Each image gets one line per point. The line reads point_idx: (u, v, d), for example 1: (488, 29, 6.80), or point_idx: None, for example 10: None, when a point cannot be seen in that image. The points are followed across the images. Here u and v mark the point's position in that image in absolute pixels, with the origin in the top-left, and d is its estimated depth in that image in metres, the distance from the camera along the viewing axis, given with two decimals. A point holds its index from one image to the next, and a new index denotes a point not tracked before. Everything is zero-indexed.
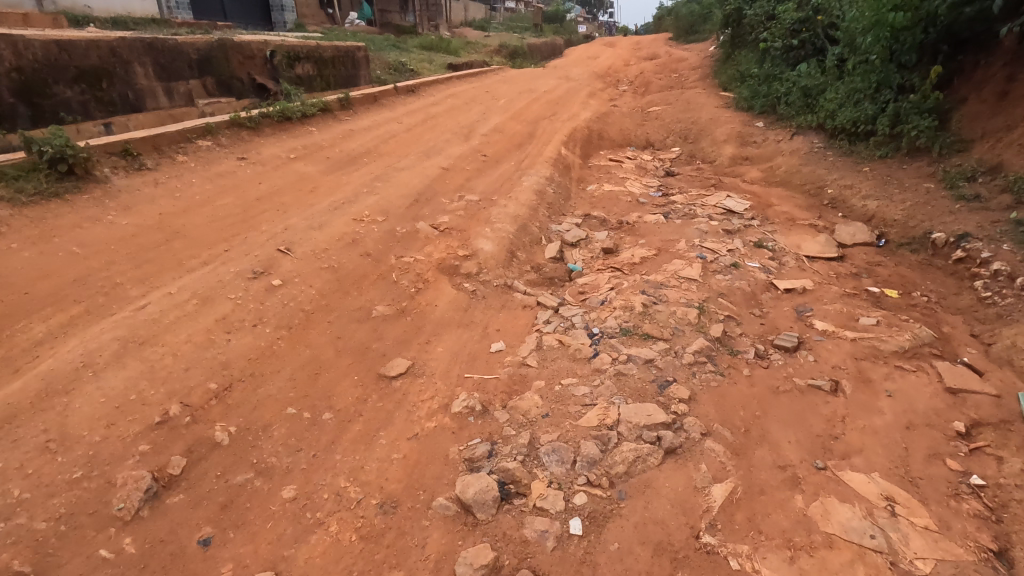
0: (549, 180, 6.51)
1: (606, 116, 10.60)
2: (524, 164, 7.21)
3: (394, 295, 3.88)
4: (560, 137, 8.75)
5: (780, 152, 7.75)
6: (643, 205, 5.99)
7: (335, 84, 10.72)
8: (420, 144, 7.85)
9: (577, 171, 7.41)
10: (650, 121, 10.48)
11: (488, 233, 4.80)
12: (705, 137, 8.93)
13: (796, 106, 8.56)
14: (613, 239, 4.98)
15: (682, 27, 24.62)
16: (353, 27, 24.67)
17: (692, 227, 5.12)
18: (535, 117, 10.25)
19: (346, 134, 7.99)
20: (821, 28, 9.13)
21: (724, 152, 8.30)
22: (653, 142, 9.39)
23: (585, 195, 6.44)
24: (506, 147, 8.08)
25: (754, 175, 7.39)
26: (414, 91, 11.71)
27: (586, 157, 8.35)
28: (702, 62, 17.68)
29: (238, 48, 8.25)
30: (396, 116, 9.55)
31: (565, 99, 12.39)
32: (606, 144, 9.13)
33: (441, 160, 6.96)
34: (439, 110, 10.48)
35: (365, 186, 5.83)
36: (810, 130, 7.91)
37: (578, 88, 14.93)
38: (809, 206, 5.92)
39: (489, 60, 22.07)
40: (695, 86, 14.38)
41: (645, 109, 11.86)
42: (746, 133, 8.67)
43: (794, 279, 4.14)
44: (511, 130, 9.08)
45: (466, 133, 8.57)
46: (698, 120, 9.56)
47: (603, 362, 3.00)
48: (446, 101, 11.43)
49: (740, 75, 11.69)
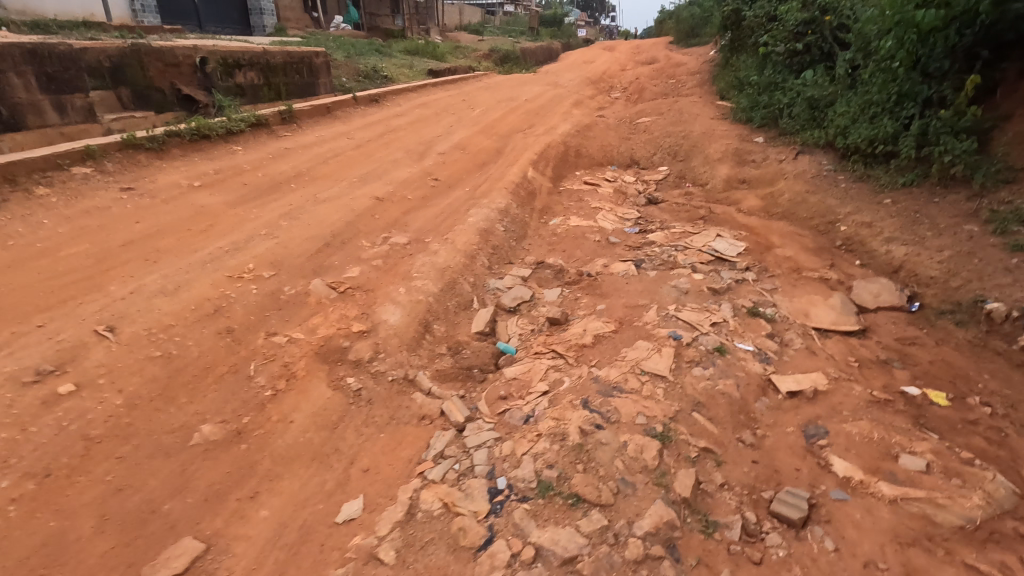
0: (502, 212, 5.41)
1: (588, 128, 9.49)
2: (478, 191, 6.12)
3: (237, 402, 2.78)
4: (529, 155, 7.66)
5: (783, 175, 6.62)
6: (611, 247, 4.89)
7: (287, 93, 9.67)
8: (363, 166, 6.77)
9: (541, 198, 6.32)
10: (637, 135, 9.37)
11: (400, 296, 3.70)
12: (696, 155, 7.81)
13: (800, 119, 7.46)
14: (565, 302, 3.86)
15: (683, 31, 23.48)
16: (338, 32, 23.68)
17: (668, 283, 3.99)
18: (508, 131, 9.16)
19: (279, 153, 6.92)
20: (829, 31, 8.03)
21: (718, 174, 7.18)
22: (638, 160, 8.29)
23: (545, 231, 5.33)
24: (464, 169, 6.99)
25: (751, 203, 6.27)
26: (378, 100, 10.66)
27: (557, 179, 7.27)
28: (701, 67, 16.52)
29: (156, 54, 7.21)
30: (349, 130, 8.48)
31: (547, 109, 11.30)
32: (583, 162, 8.04)
33: (379, 188, 5.86)
34: (401, 123, 9.40)
35: (268, 225, 4.73)
36: (818, 149, 6.80)
37: (565, 96, 13.82)
38: (818, 248, 4.80)
39: (477, 65, 20.97)
40: (692, 93, 13.25)
41: (634, 121, 10.74)
42: (745, 151, 7.54)
43: (801, 373, 3.00)
44: (477, 147, 8.00)
45: (422, 152, 7.48)
46: (690, 134, 8.45)
47: (488, 568, 1.93)
48: (413, 112, 10.36)
49: (740, 81, 10.56)
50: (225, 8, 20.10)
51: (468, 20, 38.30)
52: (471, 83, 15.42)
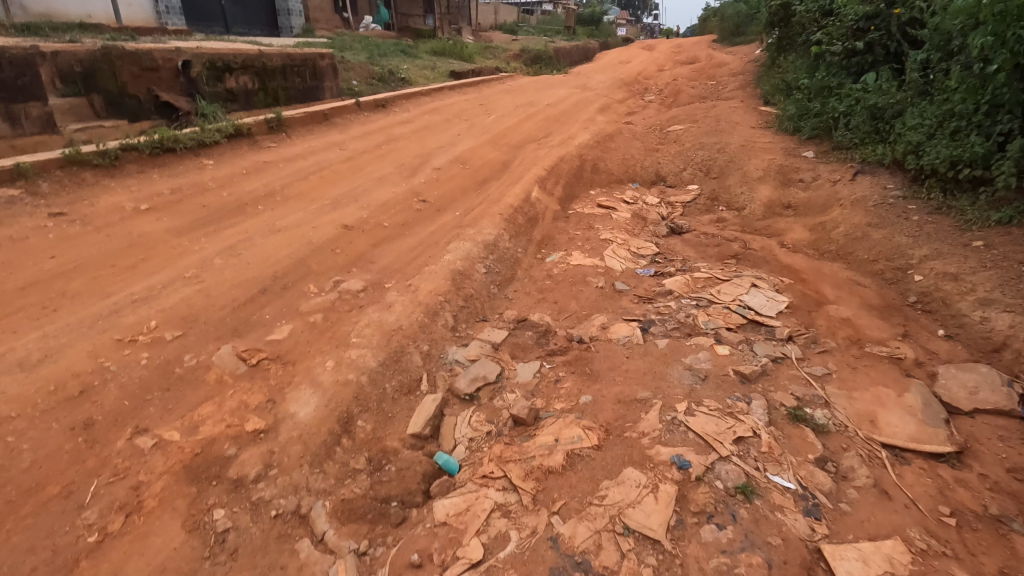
0: (488, 246, 4.52)
1: (610, 137, 8.50)
2: (467, 218, 5.24)
3: (44, 553, 1.99)
4: (537, 170, 6.74)
5: (837, 201, 5.50)
6: (615, 298, 3.94)
7: (286, 99, 9.03)
8: (346, 184, 6.01)
9: (543, 226, 5.40)
10: (666, 147, 8.34)
11: (325, 374, 2.86)
12: (732, 173, 6.74)
13: (860, 132, 6.33)
14: (541, 386, 2.94)
15: (728, 28, 22.03)
16: (367, 32, 23.24)
17: (681, 362, 3.02)
18: (520, 143, 8.27)
19: (256, 167, 6.23)
20: (896, 26, 6.86)
21: (757, 197, 6.10)
22: (664, 177, 7.25)
23: (538, 272, 4.41)
24: (459, 188, 6.13)
25: (797, 236, 5.19)
26: (386, 105, 9.92)
27: (566, 199, 6.33)
28: (745, 68, 15.20)
29: (131, 58, 6.63)
30: (343, 141, 7.75)
31: (569, 116, 10.34)
32: (601, 179, 7.06)
33: (351, 212, 5.06)
34: (405, 132, 8.62)
35: (202, 262, 3.96)
36: (882, 169, 5.69)
37: (593, 100, 12.79)
38: (885, 306, 3.74)
39: (507, 66, 20.10)
40: (733, 97, 12.06)
41: (665, 129, 9.66)
42: (790, 171, 6.44)
43: (868, 538, 2.01)
44: (480, 161, 7.13)
45: (417, 167, 6.67)
46: (726, 147, 7.36)
47: None
48: (421, 120, 9.57)
49: (788, 85, 9.35)
50: (254, 9, 19.85)
51: (504, 19, 37.46)
52: (494, 86, 14.56)
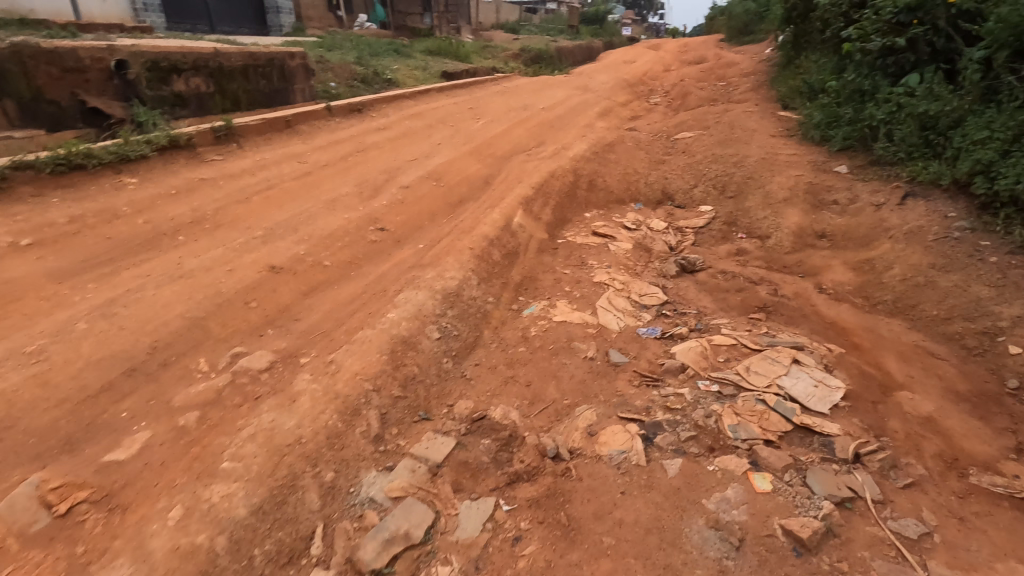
0: (449, 296, 3.54)
1: (611, 147, 7.51)
2: (430, 254, 4.27)
3: None
4: (523, 188, 5.75)
5: (885, 233, 4.51)
6: (608, 378, 2.96)
7: (247, 103, 8.08)
8: (293, 208, 5.05)
9: (524, 263, 4.42)
10: (674, 159, 7.36)
11: (160, 537, 1.90)
12: (752, 194, 5.74)
13: (905, 145, 5.36)
14: (490, 551, 2.05)
15: (736, 27, 21.03)
16: (361, 32, 22.33)
17: (699, 511, 2.08)
18: (507, 153, 7.29)
19: (188, 186, 5.28)
20: (947, 21, 5.88)
21: (785, 224, 5.09)
22: (672, 196, 6.26)
23: (510, 332, 3.43)
24: (428, 213, 5.17)
25: (838, 277, 4.19)
26: (362, 110, 8.95)
27: (556, 225, 5.34)
28: (756, 69, 14.17)
29: (50, 57, 5.70)
30: (305, 152, 6.80)
31: (565, 121, 9.33)
32: (598, 198, 6.06)
33: (285, 248, 4.09)
34: (378, 142, 7.65)
35: (61, 326, 2.99)
36: (937, 193, 4.71)
37: (593, 103, 11.79)
38: (973, 397, 2.76)
39: (505, 67, 19.10)
40: (747, 99, 11.04)
41: (672, 137, 8.66)
42: (822, 194, 5.44)
43: None
44: (458, 176, 6.16)
45: (382, 184, 5.69)
46: (744, 161, 6.37)
47: None
48: (400, 126, 8.59)
49: (812, 89, 8.33)
50: (240, 7, 18.88)
51: (505, 18, 36.43)
52: (487, 87, 13.56)
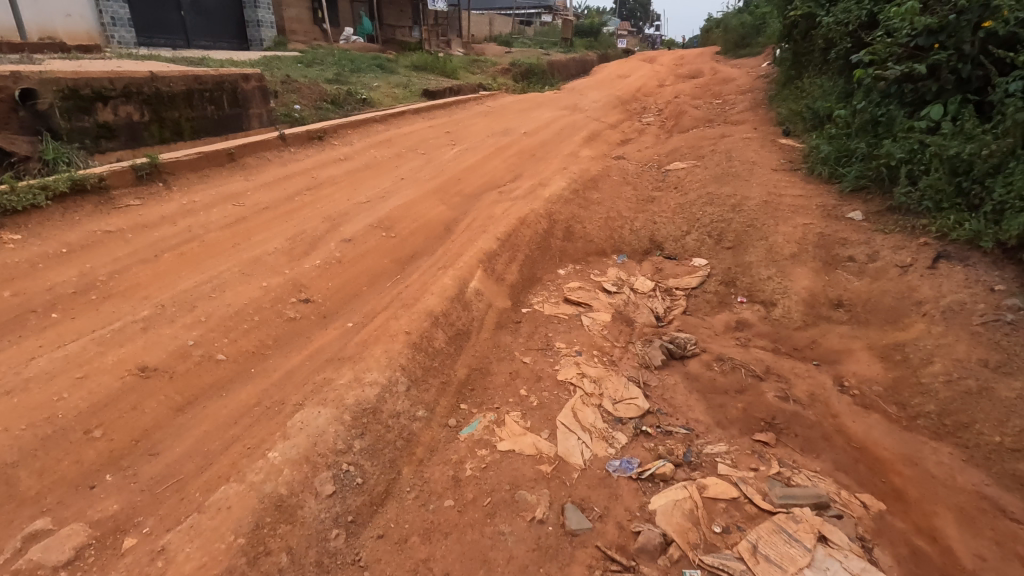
0: (360, 415, 2.71)
1: (594, 182, 6.73)
2: (355, 339, 3.44)
3: None
4: (486, 238, 4.94)
5: (915, 307, 3.70)
6: (559, 561, 2.18)
7: (192, 131, 7.30)
8: (206, 269, 4.24)
9: (474, 348, 3.60)
10: (664, 196, 6.58)
11: None
12: (753, 248, 4.94)
13: (931, 192, 4.57)
14: None
15: (732, 40, 20.39)
16: (346, 46, 21.66)
17: None
18: (477, 190, 6.50)
19: (86, 239, 4.48)
20: (979, 46, 5.10)
21: (793, 289, 4.27)
22: (661, 244, 5.46)
23: (438, 469, 2.60)
24: (369, 275, 4.36)
25: (861, 369, 3.38)
26: (323, 137, 8.16)
27: (522, 288, 4.51)
28: (754, 86, 13.43)
29: None
30: (246, 191, 6.01)
31: (548, 149, 8.56)
32: (576, 249, 5.24)
33: (169, 335, 3.27)
34: (335, 176, 6.85)
35: None
36: (977, 258, 3.91)
37: (580, 125, 11.01)
38: None
39: (494, 83, 18.41)
40: (747, 121, 10.28)
41: (663, 168, 7.88)
42: (835, 248, 4.64)
43: None
44: (414, 222, 5.35)
45: (322, 235, 4.89)
46: (742, 204, 5.58)
47: None
48: (363, 156, 7.80)
49: (818, 116, 7.57)
50: (219, 21, 18.16)
51: (499, 32, 35.86)
52: (470, 107, 12.79)
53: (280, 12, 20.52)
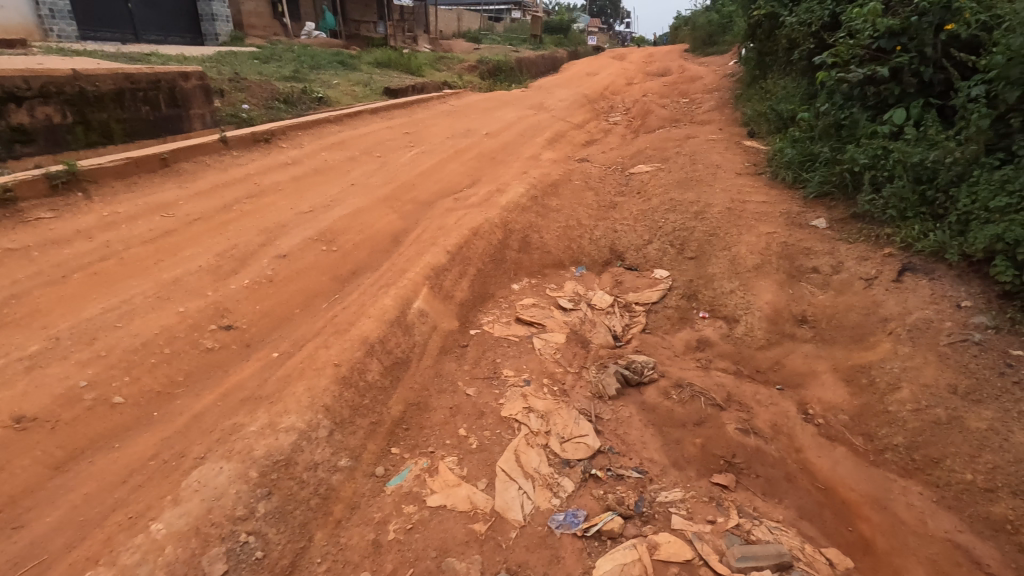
0: (269, 470, 2.38)
1: (554, 187, 6.47)
2: (277, 374, 3.09)
3: None
4: (435, 251, 4.63)
5: (881, 325, 3.53)
6: None
7: (123, 134, 6.83)
8: (117, 291, 3.83)
9: (414, 378, 3.29)
10: (627, 201, 6.36)
11: None
12: (715, 259, 4.73)
13: (895, 200, 4.42)
14: None
15: (700, 38, 20.37)
16: (308, 41, 21.00)
17: None
18: (432, 197, 6.16)
19: None
20: (941, 49, 5.00)
21: (756, 303, 4.06)
22: (622, 254, 5.22)
23: (357, 532, 2.32)
24: (303, 295, 4.01)
25: (826, 395, 3.20)
26: (270, 140, 7.70)
27: (472, 306, 4.21)
28: (721, 85, 13.36)
29: None
30: (178, 201, 5.57)
31: (509, 151, 8.26)
32: (532, 260, 4.96)
33: (58, 375, 2.87)
34: (279, 183, 6.44)
35: None
36: (943, 271, 3.76)
37: (545, 125, 10.74)
38: None
39: (460, 81, 18.04)
40: (713, 121, 10.15)
41: (627, 171, 7.67)
42: (799, 258, 4.45)
43: None
44: (359, 234, 5.00)
45: (255, 250, 4.50)
46: (704, 212, 5.38)
47: None
48: (313, 159, 7.39)
49: (782, 118, 7.44)
50: (170, 15, 17.32)
51: (467, 28, 35.33)
52: (433, 106, 12.39)
53: (237, 6, 19.70)
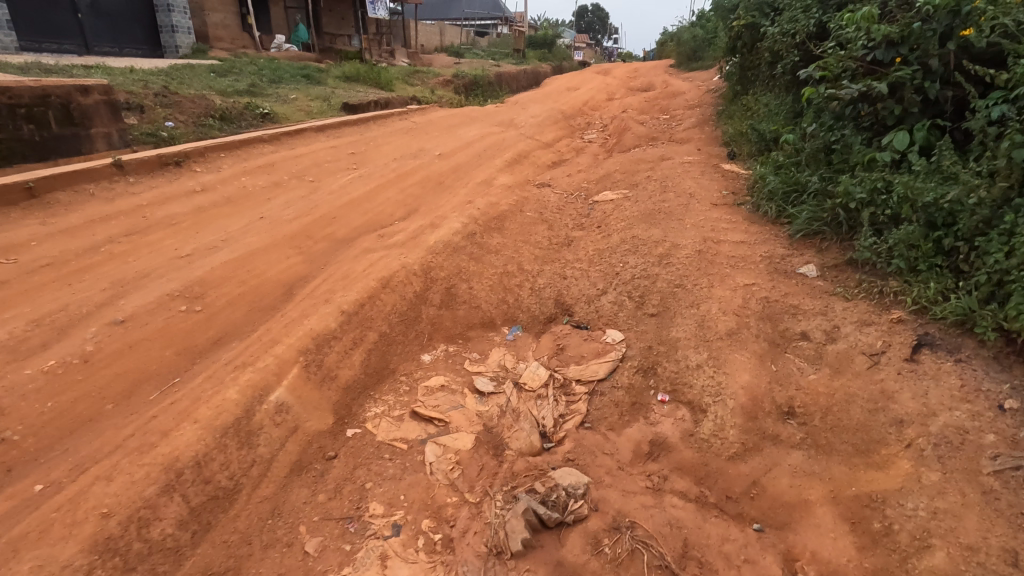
0: None
1: (500, 220, 5.53)
2: (10, 533, 2.11)
3: None
4: (325, 311, 3.65)
5: (894, 431, 2.62)
6: None
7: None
8: None
9: (234, 522, 2.34)
10: (584, 236, 5.42)
11: None
12: (680, 319, 3.78)
13: (902, 247, 3.52)
14: None
15: (685, 53, 19.73)
16: (276, 54, 20.02)
17: None
18: (351, 233, 5.20)
19: None
20: (954, 59, 4.13)
21: (729, 388, 3.11)
22: (570, 307, 4.25)
23: None
24: (127, 380, 2.99)
25: (821, 547, 2.42)
26: (182, 162, 6.69)
27: (361, 390, 3.23)
28: (703, 100, 12.60)
29: None
30: (29, 241, 4.56)
31: (460, 176, 7.31)
32: (455, 318, 3.98)
33: None
34: (173, 216, 5.42)
35: None
36: (971, 351, 2.86)
37: (509, 145, 9.81)
38: None
39: (433, 96, 17.14)
40: (692, 140, 9.31)
41: (590, 198, 6.75)
42: (783, 321, 3.53)
43: None
44: (239, 286, 4.01)
45: (87, 312, 3.49)
46: (670, 255, 4.45)
47: None
48: (228, 186, 6.40)
49: (764, 138, 6.58)
50: (126, 26, 15.82)
51: (449, 43, 34.54)
52: (391, 123, 11.39)
53: (201, 17, 18.61)
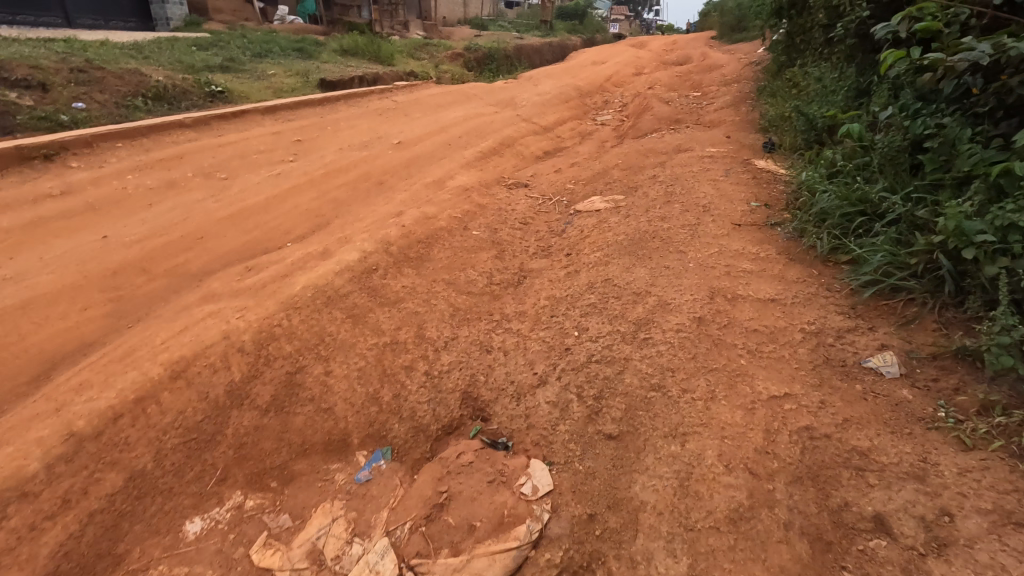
0: None
1: (427, 244, 3.92)
2: None
3: None
4: (39, 435, 2.26)
5: None
6: None
7: None
8: None
9: None
10: (544, 271, 3.77)
11: None
12: (651, 462, 2.14)
13: None
14: None
15: (729, 23, 17.40)
16: (277, 26, 18.49)
17: None
18: (211, 265, 3.71)
19: None
20: None
21: None
22: (485, 408, 2.59)
23: None
24: None
25: None
26: (55, 155, 5.40)
27: None
28: (744, 74, 10.53)
29: None
30: None
31: (411, 172, 5.71)
32: (284, 432, 2.43)
33: None
34: None
35: None
36: None
37: (497, 129, 8.10)
38: None
39: (440, 72, 15.40)
40: (725, 123, 7.39)
41: (571, 206, 5.05)
42: (839, 497, 1.89)
43: None
44: None
45: None
46: (652, 322, 2.78)
47: None
48: (101, 186, 5.00)
49: (815, 126, 4.74)
50: None
51: (475, 14, 32.43)
52: (369, 103, 9.79)
53: None
